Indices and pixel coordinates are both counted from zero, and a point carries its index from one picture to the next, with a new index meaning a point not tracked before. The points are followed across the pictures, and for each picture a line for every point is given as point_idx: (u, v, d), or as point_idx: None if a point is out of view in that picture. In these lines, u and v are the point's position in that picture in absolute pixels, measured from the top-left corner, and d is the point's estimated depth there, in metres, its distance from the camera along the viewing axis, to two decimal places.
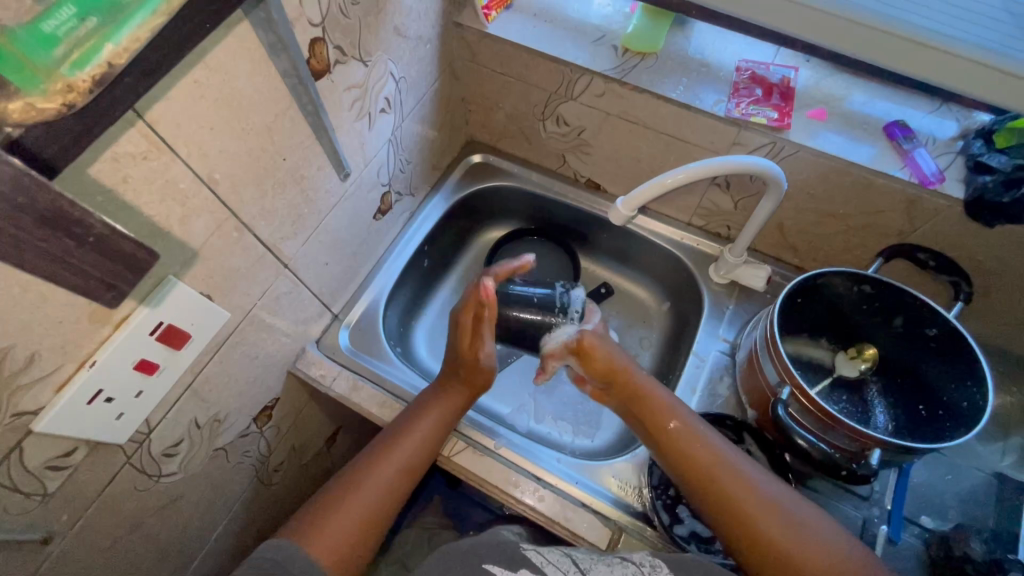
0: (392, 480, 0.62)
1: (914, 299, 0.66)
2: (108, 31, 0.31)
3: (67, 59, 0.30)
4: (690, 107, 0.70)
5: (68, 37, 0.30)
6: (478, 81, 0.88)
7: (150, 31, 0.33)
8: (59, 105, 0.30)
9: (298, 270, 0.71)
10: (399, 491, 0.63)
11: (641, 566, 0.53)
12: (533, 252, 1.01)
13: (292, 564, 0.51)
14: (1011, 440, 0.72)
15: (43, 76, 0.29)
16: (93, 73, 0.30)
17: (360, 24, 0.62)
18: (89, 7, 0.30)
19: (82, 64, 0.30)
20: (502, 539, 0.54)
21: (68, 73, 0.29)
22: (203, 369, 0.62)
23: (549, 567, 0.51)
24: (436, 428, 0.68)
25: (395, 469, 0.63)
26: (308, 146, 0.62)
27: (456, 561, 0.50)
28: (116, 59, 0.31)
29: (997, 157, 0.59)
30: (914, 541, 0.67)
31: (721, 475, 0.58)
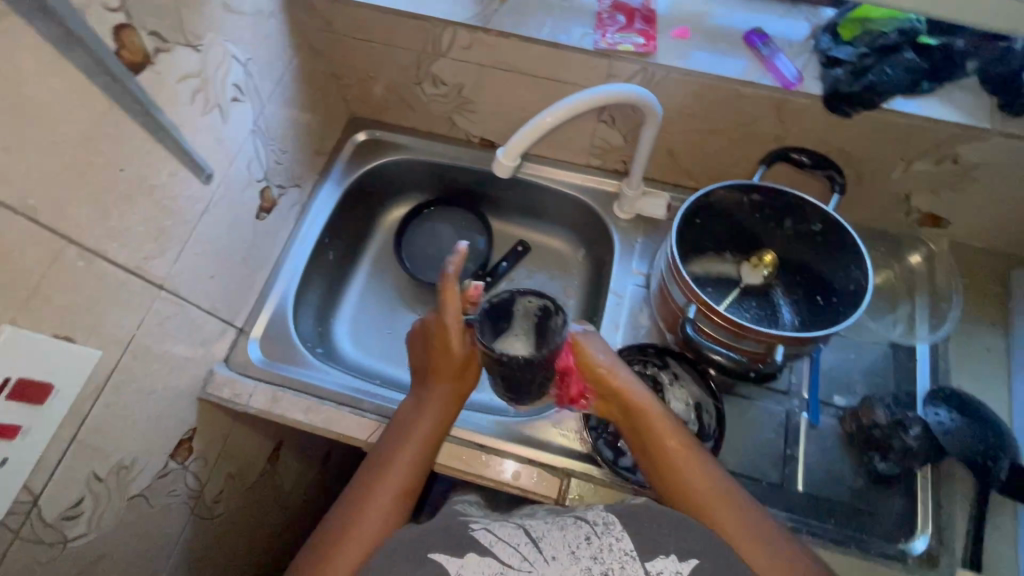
0: (389, 517, 0.59)
1: (796, 201, 0.69)
2: None
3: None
4: (558, 45, 0.68)
5: None
6: (342, 52, 0.82)
7: None
8: None
9: (179, 289, 0.65)
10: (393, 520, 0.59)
11: (594, 525, 0.50)
12: (438, 221, 0.98)
13: None
14: (900, 310, 0.77)
15: None
16: None
17: (175, 3, 0.54)
18: None
19: None
20: (454, 520, 0.52)
21: None
22: (88, 418, 0.56)
23: (498, 543, 0.49)
24: (422, 440, 0.65)
25: (391, 505, 0.59)
26: (149, 151, 0.55)
27: (401, 557, 0.49)
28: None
29: (844, 49, 0.63)
30: (831, 421, 0.73)
31: (688, 470, 0.59)
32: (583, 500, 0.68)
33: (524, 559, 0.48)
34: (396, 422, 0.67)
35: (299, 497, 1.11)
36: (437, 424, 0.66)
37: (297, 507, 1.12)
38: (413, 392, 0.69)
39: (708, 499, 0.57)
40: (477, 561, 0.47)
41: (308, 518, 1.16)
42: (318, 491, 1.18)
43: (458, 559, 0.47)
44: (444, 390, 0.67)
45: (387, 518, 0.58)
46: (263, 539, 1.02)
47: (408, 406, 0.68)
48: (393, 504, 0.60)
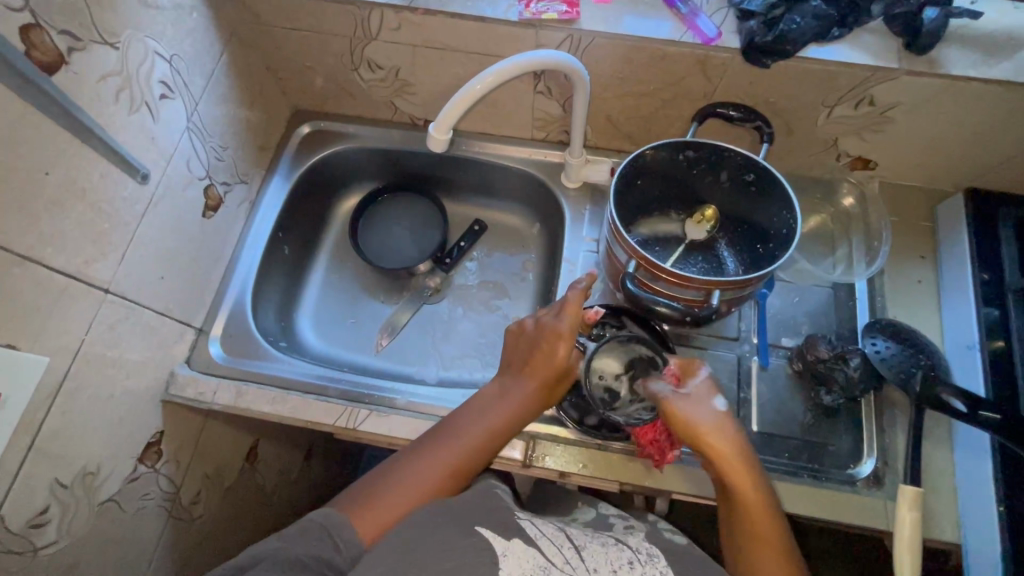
0: (449, 477, 0.59)
1: (729, 154, 0.71)
2: None
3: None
4: (484, 19, 0.69)
5: None
6: (274, 43, 0.81)
7: None
8: None
9: (127, 292, 0.65)
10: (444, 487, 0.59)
11: (637, 549, 0.52)
12: (394, 209, 0.98)
13: (337, 537, 0.52)
14: (839, 251, 0.82)
15: None
16: None
17: (85, 0, 0.54)
18: None
19: None
20: (495, 507, 0.53)
21: None
22: (43, 426, 0.56)
23: (543, 539, 0.50)
24: (498, 426, 0.64)
25: (455, 467, 0.60)
26: (77, 153, 0.55)
27: (443, 526, 0.49)
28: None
29: (753, 1, 0.64)
30: (781, 362, 0.77)
31: (751, 498, 0.57)
32: (549, 460, 0.71)
33: (567, 562, 0.48)
34: (483, 399, 0.66)
35: (284, 495, 1.12)
36: (526, 406, 0.65)
37: (284, 505, 1.13)
38: (513, 368, 0.68)
39: (771, 557, 0.54)
40: (522, 549, 0.47)
41: (295, 514, 1.17)
42: (303, 487, 1.19)
43: (504, 539, 0.48)
44: (541, 377, 0.66)
45: (446, 478, 0.59)
46: (251, 538, 1.03)
47: (495, 385, 0.68)
48: (456, 467, 0.60)
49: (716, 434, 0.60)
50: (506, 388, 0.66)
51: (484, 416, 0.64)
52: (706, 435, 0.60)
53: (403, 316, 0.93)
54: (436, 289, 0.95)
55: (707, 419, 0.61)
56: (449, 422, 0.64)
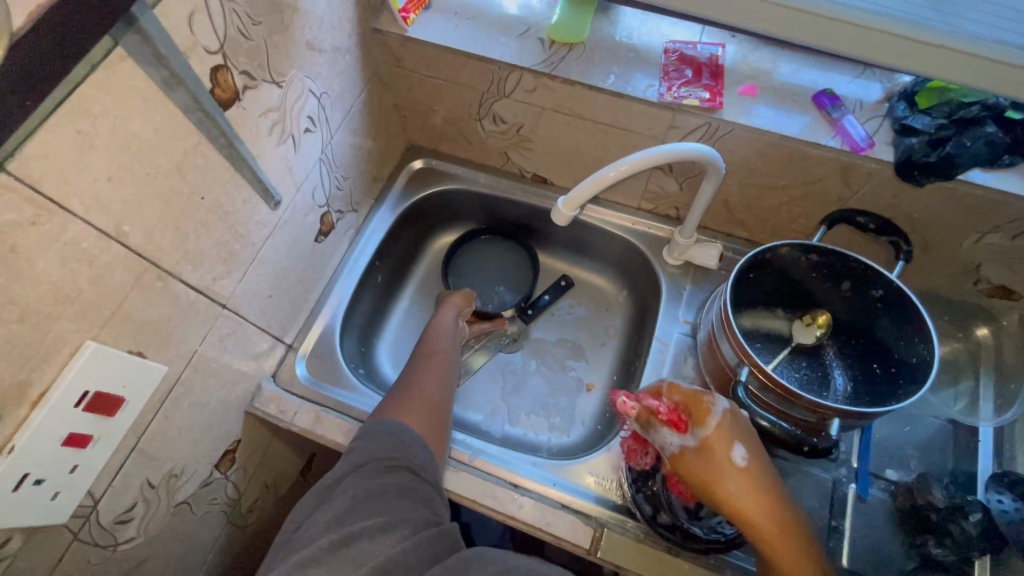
0: (439, 400, 0.69)
1: (858, 264, 0.67)
2: None
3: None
4: (623, 95, 0.68)
5: None
6: (409, 86, 0.85)
7: None
8: None
9: (240, 307, 0.68)
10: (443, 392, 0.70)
11: None
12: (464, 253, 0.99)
13: (396, 438, 0.60)
14: (962, 385, 0.75)
15: None
16: None
17: (266, 44, 0.58)
18: None
19: None
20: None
21: None
22: (147, 429, 0.58)
23: None
24: (449, 364, 0.75)
25: (439, 385, 0.71)
26: (228, 180, 0.58)
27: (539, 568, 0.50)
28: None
29: (921, 119, 0.61)
30: (881, 495, 0.69)
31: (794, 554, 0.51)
32: (615, 555, 0.66)
33: None
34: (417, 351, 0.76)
35: None
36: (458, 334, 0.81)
37: None
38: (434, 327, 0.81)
39: None
40: None
41: None
42: None
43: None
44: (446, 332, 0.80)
45: (438, 400, 0.69)
46: None
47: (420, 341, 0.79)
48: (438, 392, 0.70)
49: (737, 486, 0.52)
50: (434, 334, 0.79)
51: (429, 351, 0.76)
52: (734, 501, 0.52)
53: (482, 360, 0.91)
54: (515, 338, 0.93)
55: (724, 460, 0.53)
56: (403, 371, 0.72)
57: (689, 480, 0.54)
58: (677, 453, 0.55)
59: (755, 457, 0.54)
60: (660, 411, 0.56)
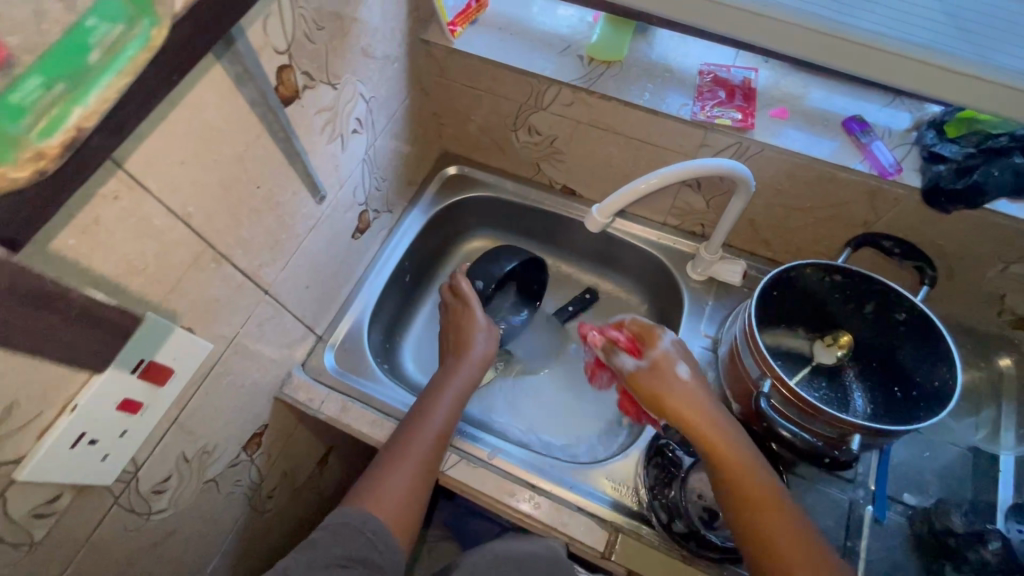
0: (428, 463, 0.66)
1: (882, 286, 0.68)
2: (75, 98, 0.30)
3: (34, 128, 0.28)
4: (657, 112, 0.71)
5: (34, 108, 0.28)
6: (449, 95, 0.88)
7: (116, 93, 0.31)
8: (33, 173, 0.29)
9: (280, 295, 0.71)
10: (434, 456, 0.68)
11: None
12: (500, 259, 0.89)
13: (363, 529, 0.59)
14: (984, 414, 0.75)
15: (13, 147, 0.28)
16: (63, 140, 0.29)
17: (327, 48, 0.62)
18: (55, 75, 0.29)
19: (49, 132, 0.29)
20: None
21: (37, 140, 0.28)
22: (188, 403, 0.61)
23: None
24: (451, 417, 0.71)
25: (432, 447, 0.67)
26: (282, 172, 0.62)
27: None
28: (84, 122, 0.30)
29: (949, 147, 0.62)
30: (898, 519, 0.69)
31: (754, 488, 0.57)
32: (630, 559, 0.68)
33: None
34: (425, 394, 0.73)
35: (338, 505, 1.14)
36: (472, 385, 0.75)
37: None
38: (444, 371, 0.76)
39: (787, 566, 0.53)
40: None
41: None
42: None
43: None
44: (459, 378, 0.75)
45: (427, 464, 0.66)
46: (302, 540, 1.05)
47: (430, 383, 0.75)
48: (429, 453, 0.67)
49: (703, 421, 0.60)
50: (444, 376, 0.75)
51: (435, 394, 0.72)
52: (699, 429, 0.60)
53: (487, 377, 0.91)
54: (511, 360, 0.93)
55: (675, 399, 0.62)
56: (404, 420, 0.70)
57: (645, 400, 0.64)
58: (631, 373, 0.65)
59: (697, 377, 0.64)
60: (620, 340, 0.68)
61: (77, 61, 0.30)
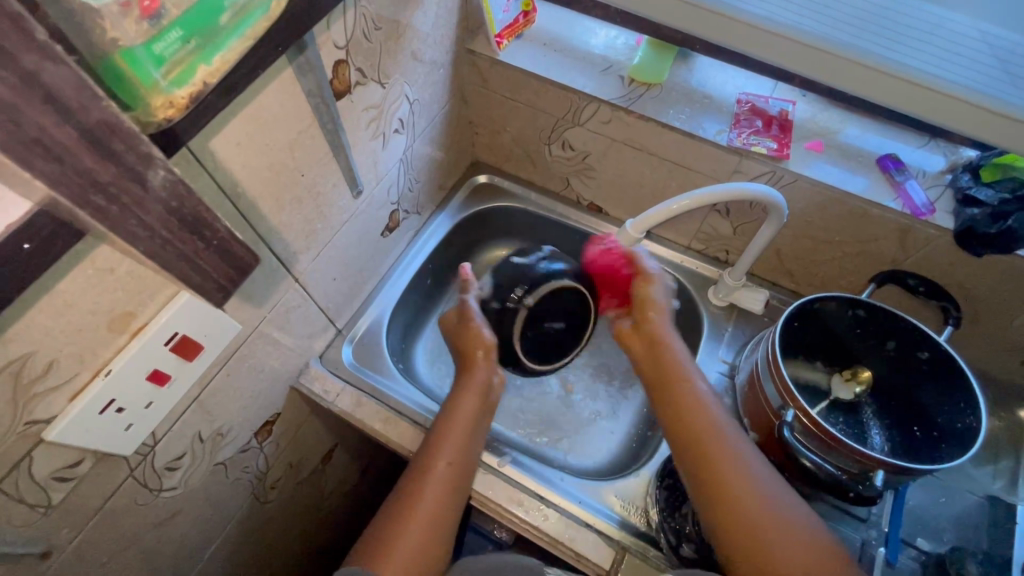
0: (445, 499, 0.61)
1: (905, 324, 0.69)
2: (203, 54, 0.35)
3: (169, 76, 0.33)
4: (694, 135, 0.73)
5: (172, 57, 0.33)
6: (487, 105, 0.90)
7: (235, 54, 0.36)
8: (162, 118, 0.34)
9: (308, 284, 0.72)
10: (452, 496, 0.62)
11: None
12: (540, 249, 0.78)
13: None
14: (1002, 463, 0.74)
15: (149, 92, 0.33)
16: (190, 91, 0.34)
17: (381, 48, 0.64)
18: (192, 31, 0.33)
19: (180, 81, 0.34)
20: None
21: (169, 88, 0.33)
22: (210, 382, 0.62)
23: None
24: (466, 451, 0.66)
25: (445, 486, 0.62)
26: (326, 164, 0.63)
27: None
28: (212, 75, 0.36)
29: (984, 191, 0.63)
30: (911, 564, 0.68)
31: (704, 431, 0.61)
32: None
33: None
34: (429, 432, 0.68)
35: (336, 506, 1.12)
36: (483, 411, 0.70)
37: (333, 516, 1.13)
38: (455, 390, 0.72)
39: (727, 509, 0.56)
40: None
41: (340, 531, 1.17)
42: (356, 504, 1.19)
43: None
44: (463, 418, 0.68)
45: (444, 501, 0.61)
46: (298, 537, 1.03)
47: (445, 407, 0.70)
48: (445, 493, 0.62)
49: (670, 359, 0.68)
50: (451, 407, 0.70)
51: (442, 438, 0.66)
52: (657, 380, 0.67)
53: (504, 398, 0.90)
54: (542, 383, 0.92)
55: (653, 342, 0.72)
56: (419, 452, 0.66)
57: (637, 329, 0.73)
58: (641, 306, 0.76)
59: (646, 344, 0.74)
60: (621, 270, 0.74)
61: (211, 21, 0.34)
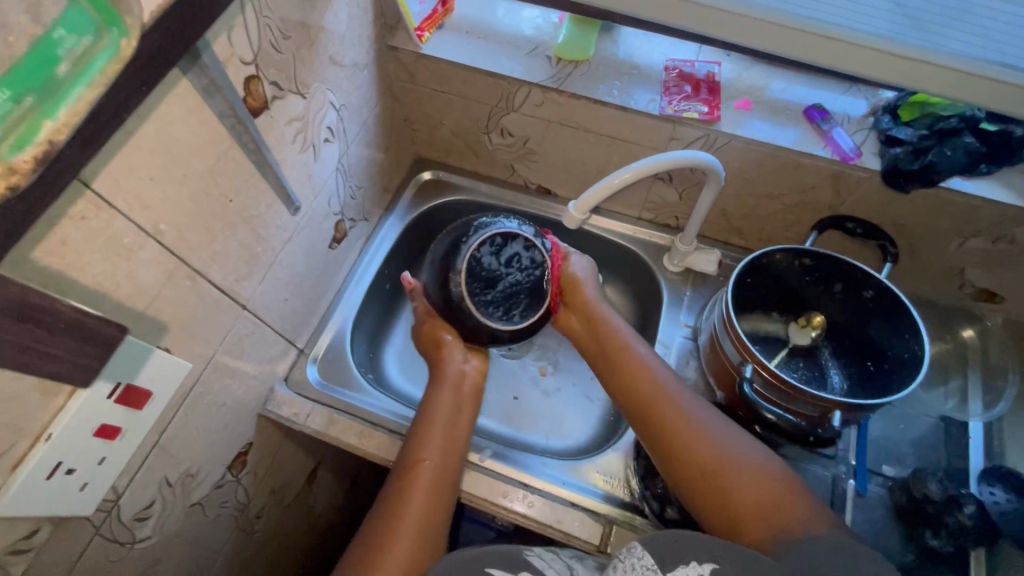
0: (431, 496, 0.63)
1: (848, 266, 0.71)
2: (42, 110, 0.30)
3: (6, 145, 0.29)
4: (627, 108, 0.73)
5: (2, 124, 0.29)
6: (420, 100, 0.88)
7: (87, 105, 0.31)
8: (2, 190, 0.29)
9: (258, 310, 0.70)
10: (440, 490, 0.65)
11: None
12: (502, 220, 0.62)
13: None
14: (952, 384, 0.78)
15: None
16: (34, 152, 0.29)
17: (294, 57, 0.61)
18: (24, 90, 0.30)
19: (21, 146, 0.29)
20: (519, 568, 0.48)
21: (8, 155, 0.29)
22: (168, 426, 0.59)
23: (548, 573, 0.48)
24: (445, 447, 0.68)
25: (431, 483, 0.64)
26: (254, 185, 0.61)
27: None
28: (56, 135, 0.30)
29: (904, 130, 0.65)
30: (879, 491, 0.71)
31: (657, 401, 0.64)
32: None
33: None
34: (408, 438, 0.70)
35: (329, 522, 1.11)
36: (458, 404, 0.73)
37: (326, 533, 1.12)
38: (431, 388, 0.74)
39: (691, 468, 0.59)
40: None
41: (337, 546, 1.16)
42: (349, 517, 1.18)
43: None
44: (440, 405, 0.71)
45: (429, 498, 0.63)
46: (293, 560, 1.02)
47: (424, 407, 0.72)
48: (429, 488, 0.64)
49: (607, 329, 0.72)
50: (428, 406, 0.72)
51: (424, 431, 0.69)
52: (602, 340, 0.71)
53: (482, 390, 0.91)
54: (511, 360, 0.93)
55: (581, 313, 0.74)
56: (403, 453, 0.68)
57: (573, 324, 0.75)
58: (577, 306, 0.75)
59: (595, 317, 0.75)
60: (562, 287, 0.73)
61: (48, 75, 0.31)
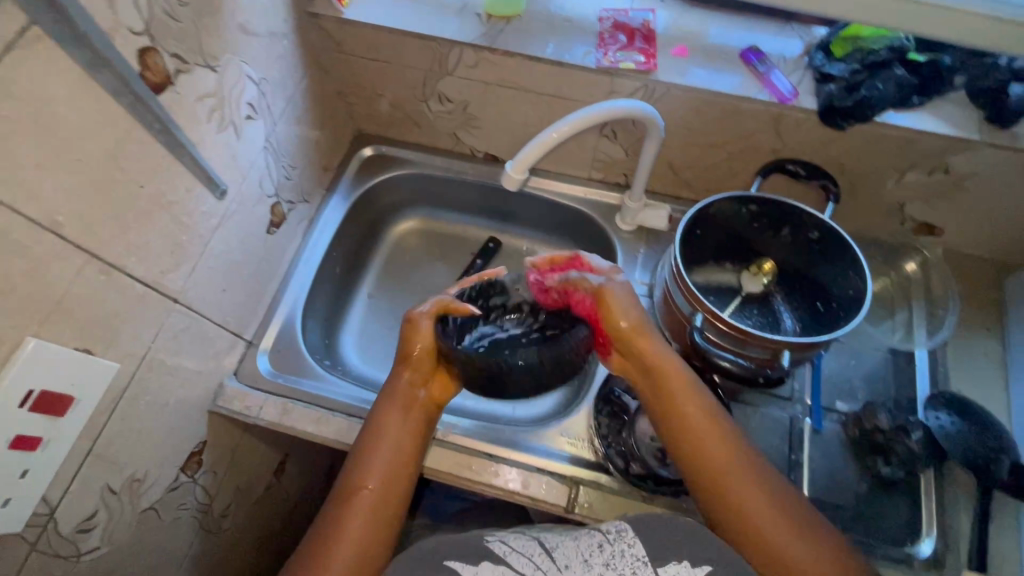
0: (372, 526, 0.55)
1: (793, 209, 0.72)
2: None
3: None
4: (562, 63, 0.70)
5: None
6: (350, 70, 0.84)
7: None
8: None
9: (193, 302, 0.66)
10: (382, 518, 0.56)
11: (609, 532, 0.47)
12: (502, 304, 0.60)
13: None
14: (898, 316, 0.79)
15: None
16: None
17: (196, 26, 0.57)
18: None
19: None
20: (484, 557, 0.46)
21: None
22: (102, 432, 0.56)
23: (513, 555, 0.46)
24: (393, 470, 0.59)
25: (372, 512, 0.56)
26: (168, 168, 0.57)
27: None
28: None
29: (837, 66, 0.66)
30: (834, 426, 0.73)
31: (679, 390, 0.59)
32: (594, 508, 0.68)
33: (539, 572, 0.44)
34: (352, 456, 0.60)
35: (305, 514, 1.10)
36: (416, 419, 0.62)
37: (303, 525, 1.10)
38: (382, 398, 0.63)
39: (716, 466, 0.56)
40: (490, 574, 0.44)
41: None
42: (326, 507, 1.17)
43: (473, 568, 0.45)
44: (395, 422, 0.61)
45: (370, 528, 0.55)
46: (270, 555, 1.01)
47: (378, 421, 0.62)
48: (369, 518, 0.55)
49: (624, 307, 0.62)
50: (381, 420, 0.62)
51: (370, 449, 0.59)
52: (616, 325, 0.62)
53: None
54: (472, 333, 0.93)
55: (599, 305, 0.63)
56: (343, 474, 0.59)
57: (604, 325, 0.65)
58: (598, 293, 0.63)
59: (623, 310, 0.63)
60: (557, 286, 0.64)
61: None
